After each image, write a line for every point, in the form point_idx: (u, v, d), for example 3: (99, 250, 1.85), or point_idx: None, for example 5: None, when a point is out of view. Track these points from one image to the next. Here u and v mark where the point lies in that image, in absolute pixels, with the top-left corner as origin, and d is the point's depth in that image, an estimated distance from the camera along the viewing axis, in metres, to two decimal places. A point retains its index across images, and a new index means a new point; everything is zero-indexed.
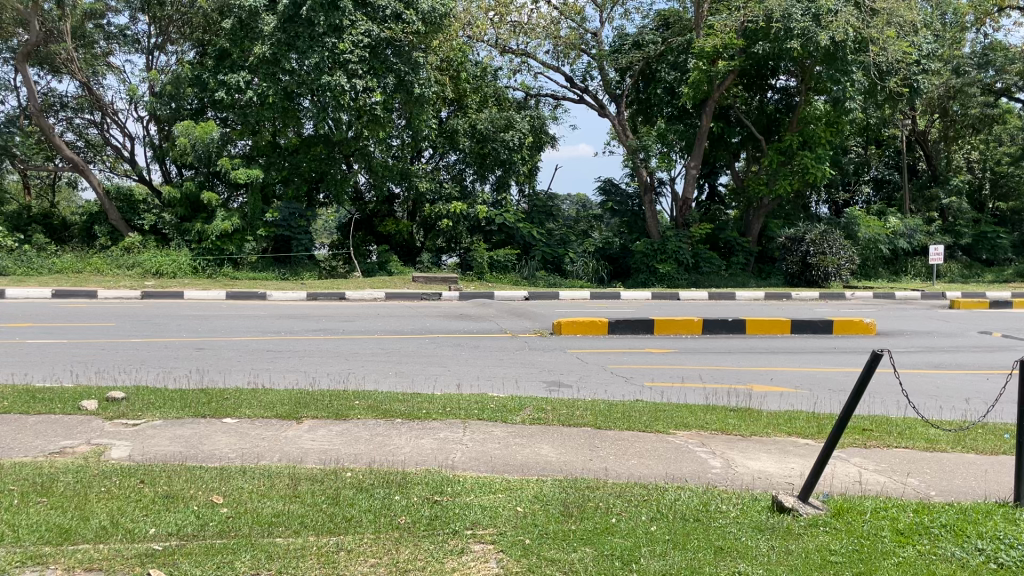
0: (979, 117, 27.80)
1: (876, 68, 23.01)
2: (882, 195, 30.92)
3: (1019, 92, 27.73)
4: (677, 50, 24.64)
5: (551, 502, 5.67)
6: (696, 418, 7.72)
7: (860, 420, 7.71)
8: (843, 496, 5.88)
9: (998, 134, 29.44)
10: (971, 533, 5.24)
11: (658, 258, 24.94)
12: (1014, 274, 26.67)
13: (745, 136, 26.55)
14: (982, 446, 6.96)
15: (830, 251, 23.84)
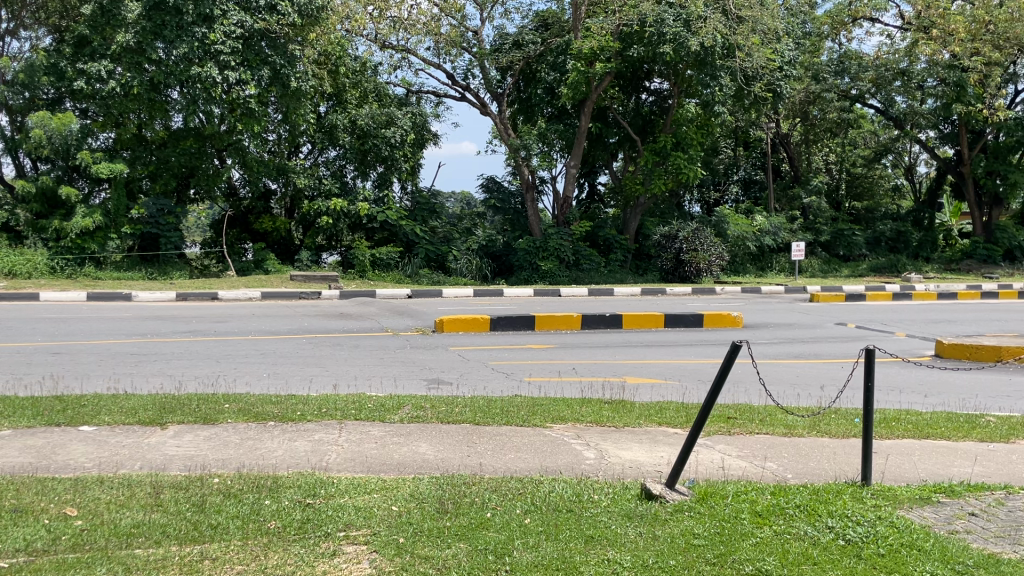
0: (837, 121, 29.53)
1: (743, 73, 24.14)
2: (750, 195, 32.49)
3: (872, 99, 29.68)
4: (557, 51, 24.90)
5: (426, 500, 5.65)
6: (572, 411, 7.88)
7: (725, 409, 8.07)
8: (707, 481, 6.15)
9: (853, 138, 31.51)
10: (822, 512, 5.58)
11: (540, 255, 25.31)
12: (868, 269, 28.56)
13: (622, 136, 27.29)
14: (834, 429, 7.42)
15: (701, 248, 24.99)
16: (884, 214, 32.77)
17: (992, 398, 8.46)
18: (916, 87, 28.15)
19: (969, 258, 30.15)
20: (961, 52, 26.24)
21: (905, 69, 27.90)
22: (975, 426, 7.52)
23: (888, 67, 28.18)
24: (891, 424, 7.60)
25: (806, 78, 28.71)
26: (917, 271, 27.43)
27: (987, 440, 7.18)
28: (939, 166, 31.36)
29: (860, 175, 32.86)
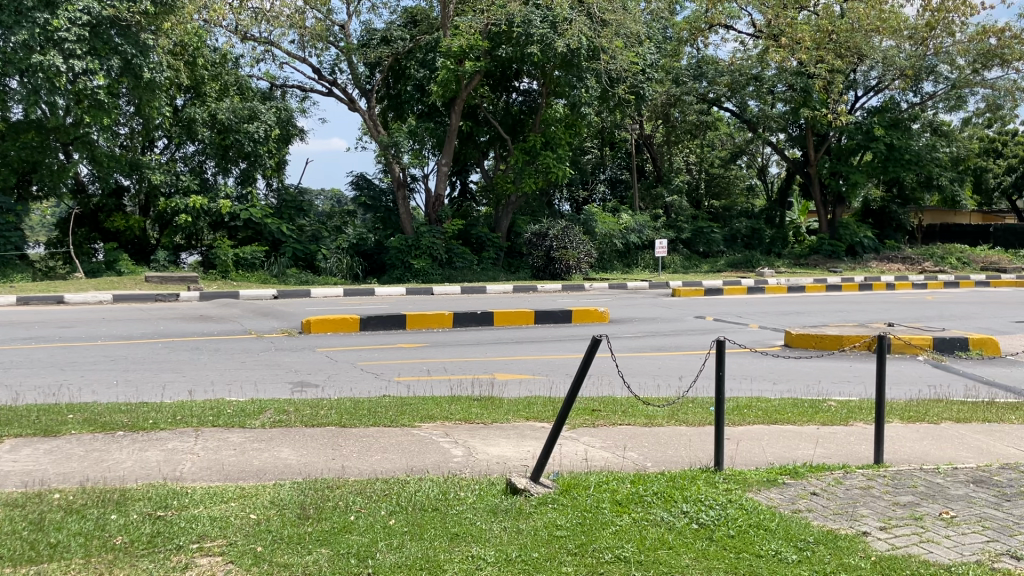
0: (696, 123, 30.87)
1: (608, 75, 24.84)
2: (616, 193, 33.59)
3: (728, 104, 31.26)
4: (426, 48, 24.75)
5: (287, 506, 5.49)
6: (441, 409, 7.86)
7: (590, 402, 8.27)
8: (571, 473, 6.29)
9: (711, 139, 33.14)
10: (678, 498, 5.82)
11: (412, 253, 25.13)
12: (726, 265, 29.93)
13: (492, 136, 27.60)
14: (691, 418, 7.75)
15: (570, 245, 25.51)
16: (740, 212, 34.53)
17: (835, 384, 9.07)
18: (766, 92, 29.76)
19: (816, 253, 31.92)
20: (807, 59, 27.93)
21: (757, 75, 29.42)
22: (817, 411, 8.04)
23: (742, 72, 29.60)
24: (743, 411, 8.02)
25: (667, 82, 29.82)
26: (770, 266, 29.04)
27: (828, 423, 7.69)
28: (789, 166, 33.40)
29: (718, 175, 34.57)
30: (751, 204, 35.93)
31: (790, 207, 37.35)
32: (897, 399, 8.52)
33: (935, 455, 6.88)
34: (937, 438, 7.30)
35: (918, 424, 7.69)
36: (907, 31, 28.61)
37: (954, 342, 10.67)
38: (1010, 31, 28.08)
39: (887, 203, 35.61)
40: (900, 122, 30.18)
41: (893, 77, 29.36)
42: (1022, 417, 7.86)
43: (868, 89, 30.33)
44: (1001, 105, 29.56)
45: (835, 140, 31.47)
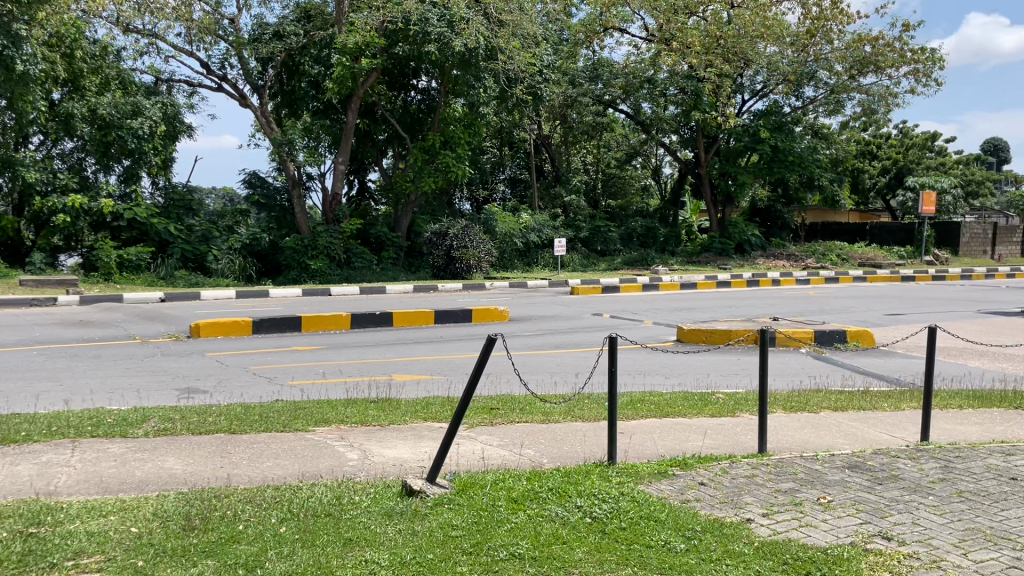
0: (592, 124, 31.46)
1: (505, 76, 25.07)
2: (515, 192, 33.91)
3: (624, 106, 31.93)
4: (320, 44, 24.25)
5: (172, 517, 5.28)
6: (336, 412, 7.73)
7: (489, 401, 8.30)
8: (468, 472, 6.29)
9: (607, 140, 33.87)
10: (572, 493, 5.90)
11: (309, 254, 24.64)
12: (623, 263, 30.56)
13: (390, 134, 27.38)
14: (587, 414, 7.89)
15: (471, 245, 25.49)
16: (635, 212, 35.41)
17: (724, 376, 9.41)
18: (659, 95, 30.62)
19: (707, 251, 32.93)
20: (696, 63, 28.88)
21: (650, 78, 30.05)
22: (707, 403, 8.32)
23: (635, 75, 30.21)
24: (636, 405, 8.22)
25: (564, 83, 30.27)
26: (665, 264, 29.84)
27: (716, 415, 7.97)
28: (681, 167, 34.47)
29: (614, 175, 35.55)
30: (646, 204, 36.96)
31: (682, 206, 38.64)
32: (781, 391, 8.91)
33: (814, 443, 7.23)
34: (817, 426, 7.68)
35: (800, 413, 8.06)
36: (790, 38, 29.83)
37: (833, 335, 11.23)
38: (882, 39, 29.77)
39: (772, 203, 37.21)
40: (784, 125, 31.50)
41: (777, 82, 30.73)
42: (893, 405, 8.35)
43: (754, 93, 31.66)
44: (875, 109, 31.33)
45: (723, 142, 32.67)
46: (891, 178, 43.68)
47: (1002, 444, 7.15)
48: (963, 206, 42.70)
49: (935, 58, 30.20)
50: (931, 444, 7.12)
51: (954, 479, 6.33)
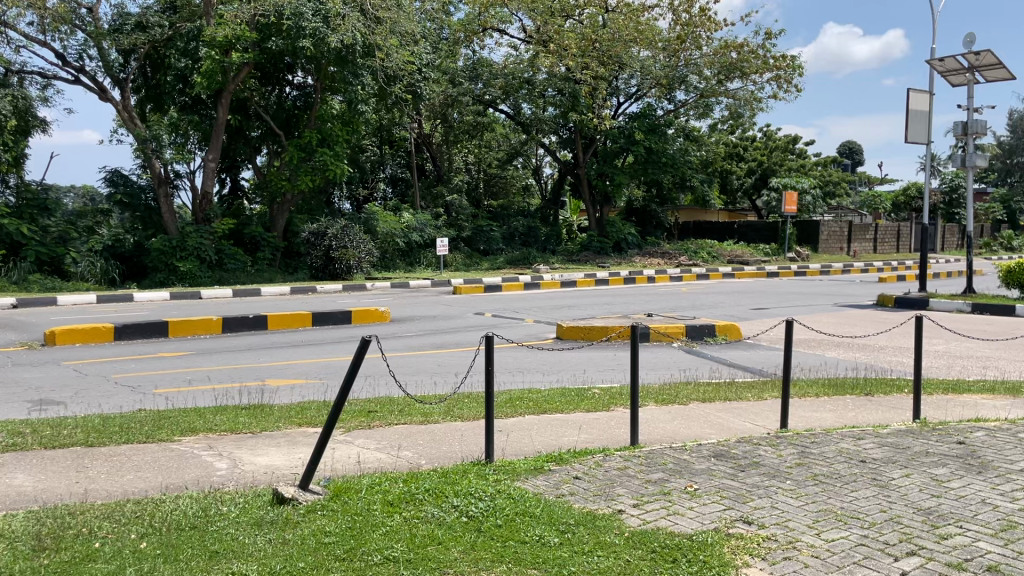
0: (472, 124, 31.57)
1: (383, 73, 24.93)
2: (397, 191, 33.66)
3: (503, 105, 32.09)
4: (187, 36, 23.32)
5: (19, 538, 4.93)
6: (204, 421, 7.43)
7: (367, 404, 8.18)
8: (343, 477, 6.18)
9: (487, 140, 34.13)
10: (449, 493, 5.89)
11: (178, 255, 23.62)
12: (506, 262, 30.73)
13: (264, 130, 26.66)
14: (465, 413, 7.91)
15: (351, 245, 25.09)
16: (516, 211, 35.83)
17: (600, 372, 9.64)
18: (538, 96, 31.01)
19: (586, 250, 33.60)
20: (573, 65, 29.49)
21: (529, 79, 30.34)
22: (583, 398, 8.50)
23: (514, 76, 30.40)
24: (515, 403, 8.30)
25: (444, 82, 30.01)
26: (545, 263, 30.29)
27: (592, 410, 8.15)
28: (561, 167, 35.12)
29: (496, 175, 35.82)
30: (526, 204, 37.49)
31: (562, 206, 39.41)
32: (653, 384, 9.21)
33: (683, 434, 7.50)
34: (686, 417, 7.98)
35: (671, 406, 8.35)
36: (661, 42, 30.87)
37: (703, 329, 11.70)
38: (746, 46, 31.23)
39: (647, 203, 38.53)
40: (657, 127, 32.69)
41: (650, 86, 31.91)
42: (756, 395, 8.78)
43: (628, 96, 32.71)
44: (741, 113, 32.87)
45: (601, 143, 33.52)
46: (757, 179, 45.99)
47: (853, 429, 7.65)
48: (822, 206, 45.44)
49: (795, 65, 31.95)
50: (790, 431, 7.52)
51: (809, 464, 6.72)
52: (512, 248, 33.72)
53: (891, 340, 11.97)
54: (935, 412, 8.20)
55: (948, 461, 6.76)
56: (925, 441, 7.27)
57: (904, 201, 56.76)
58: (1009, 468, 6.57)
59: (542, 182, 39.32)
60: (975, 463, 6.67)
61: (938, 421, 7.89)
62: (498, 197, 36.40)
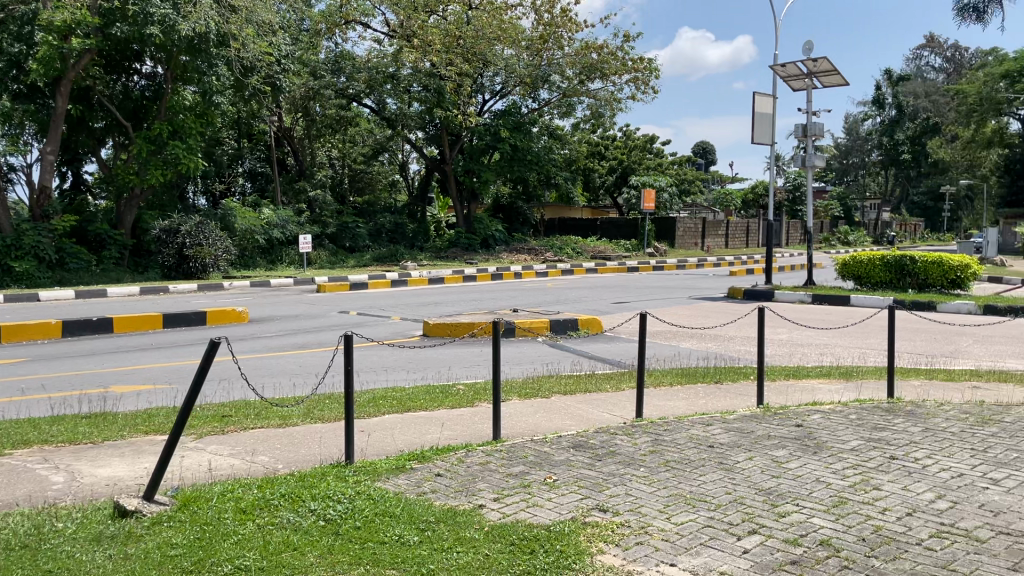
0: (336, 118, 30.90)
1: (239, 64, 24.11)
2: (256, 186, 32.69)
3: (367, 99, 31.54)
4: (21, 19, 21.58)
5: None
6: (39, 432, 6.92)
7: (220, 408, 7.86)
8: (193, 486, 5.91)
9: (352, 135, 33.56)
10: (306, 497, 5.74)
11: (13, 255, 21.83)
12: (372, 259, 30.23)
13: (109, 122, 25.11)
14: (325, 415, 7.74)
15: (206, 242, 24.05)
16: (382, 208, 35.44)
17: (464, 368, 9.67)
18: (404, 91, 30.61)
19: (454, 246, 33.69)
20: (437, 61, 29.45)
21: (393, 73, 30.08)
22: (447, 395, 8.50)
23: (378, 70, 30.02)
24: (378, 402, 8.20)
25: (304, 75, 29.34)
26: (413, 259, 30.10)
27: (456, 406, 8.17)
28: (427, 163, 35.06)
29: (361, 171, 35.69)
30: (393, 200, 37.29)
31: (429, 202, 39.41)
32: (516, 378, 9.34)
33: (544, 427, 7.65)
34: (548, 410, 8.13)
35: (533, 400, 8.49)
36: (524, 41, 31.33)
37: (566, 324, 11.96)
38: (606, 48, 32.15)
39: (514, 200, 39.44)
40: (521, 125, 33.13)
41: (514, 84, 32.32)
42: (615, 386, 9.08)
43: (493, 93, 33.05)
44: (602, 113, 33.82)
45: (466, 140, 33.65)
46: (617, 177, 47.48)
47: (703, 415, 8.02)
48: (678, 203, 47.51)
49: (652, 68, 33.18)
50: (645, 420, 7.81)
51: (662, 451, 7.00)
52: (378, 244, 33.34)
53: (740, 330, 12.65)
54: (777, 397, 8.74)
55: (787, 443, 7.21)
56: (767, 425, 7.72)
57: (752, 199, 60.26)
58: (840, 447, 7.08)
59: (409, 178, 39.19)
60: (811, 444, 7.15)
61: (779, 405, 8.41)
62: (363, 193, 36.07)
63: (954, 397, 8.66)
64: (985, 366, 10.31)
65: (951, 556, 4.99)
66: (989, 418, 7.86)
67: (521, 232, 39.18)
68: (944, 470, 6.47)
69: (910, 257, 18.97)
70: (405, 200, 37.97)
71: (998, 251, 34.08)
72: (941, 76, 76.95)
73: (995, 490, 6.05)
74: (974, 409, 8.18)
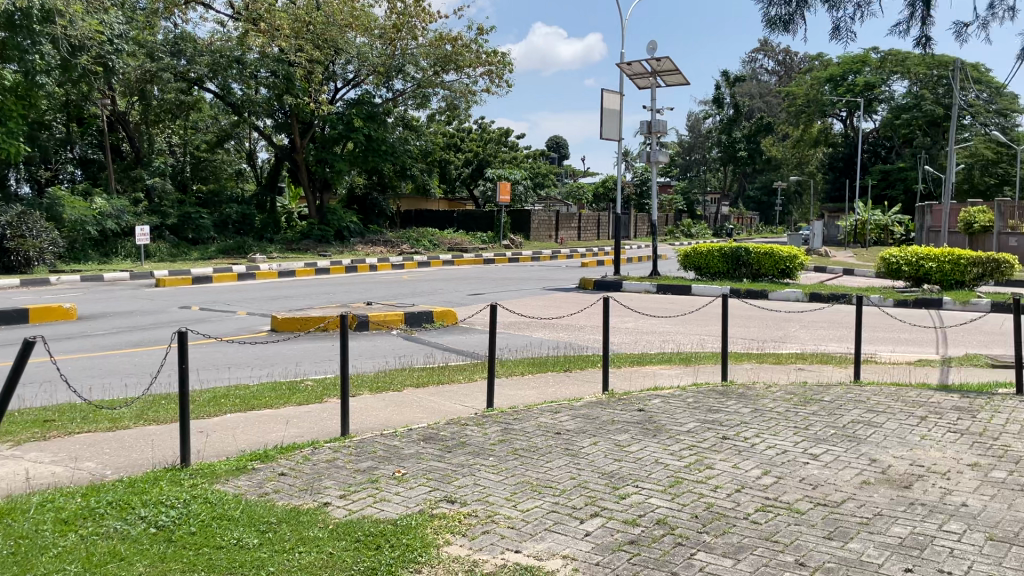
0: (177, 103, 29.84)
1: (67, 42, 22.51)
2: (88, 174, 30.56)
3: (209, 84, 29.99)
4: None
5: None
6: None
7: (42, 413, 7.30)
8: (6, 497, 5.43)
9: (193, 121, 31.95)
10: (136, 505, 5.42)
11: None
12: (217, 251, 28.89)
13: None
14: (161, 416, 7.34)
15: (29, 233, 22.34)
16: (227, 197, 34.13)
17: (314, 363, 9.42)
18: (249, 76, 29.47)
19: (307, 238, 32.85)
20: (286, 47, 28.69)
21: (238, 58, 28.85)
22: (294, 392, 8.25)
23: (222, 54, 28.59)
24: (219, 401, 7.85)
25: (140, 55, 27.39)
26: (262, 252, 29.08)
27: (303, 403, 7.95)
28: (276, 152, 33.84)
29: (205, 159, 33.91)
30: (240, 189, 36.02)
31: (279, 192, 38.29)
32: (368, 372, 9.19)
33: (395, 420, 7.57)
34: (399, 404, 8.06)
35: (384, 393, 8.38)
36: (377, 30, 31.06)
37: (421, 316, 11.91)
38: (460, 40, 32.27)
39: (368, 191, 39.10)
40: (375, 115, 32.68)
41: (367, 73, 31.85)
42: (467, 377, 9.13)
43: (346, 82, 32.47)
44: (457, 105, 33.87)
45: (318, 129, 32.85)
46: (473, 169, 47.78)
47: (551, 404, 8.21)
48: (532, 196, 48.47)
49: (506, 61, 33.57)
50: (496, 410, 7.89)
51: (511, 439, 7.10)
52: (223, 236, 32.04)
53: (589, 320, 13.05)
54: (622, 383, 9.06)
55: (629, 427, 7.50)
56: (611, 410, 8.00)
57: (603, 192, 62.40)
58: (678, 430, 7.43)
59: (257, 167, 38.03)
60: (651, 428, 7.46)
61: (623, 391, 8.73)
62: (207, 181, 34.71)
63: (780, 378, 9.31)
64: (809, 350, 11.12)
65: (775, 528, 5.35)
66: (811, 397, 8.49)
67: (376, 223, 38.86)
68: (770, 448, 6.92)
69: (745, 248, 20.19)
70: (252, 190, 36.74)
71: (823, 243, 36.87)
72: (773, 78, 82.39)
73: (814, 464, 6.54)
74: (797, 389, 8.82)
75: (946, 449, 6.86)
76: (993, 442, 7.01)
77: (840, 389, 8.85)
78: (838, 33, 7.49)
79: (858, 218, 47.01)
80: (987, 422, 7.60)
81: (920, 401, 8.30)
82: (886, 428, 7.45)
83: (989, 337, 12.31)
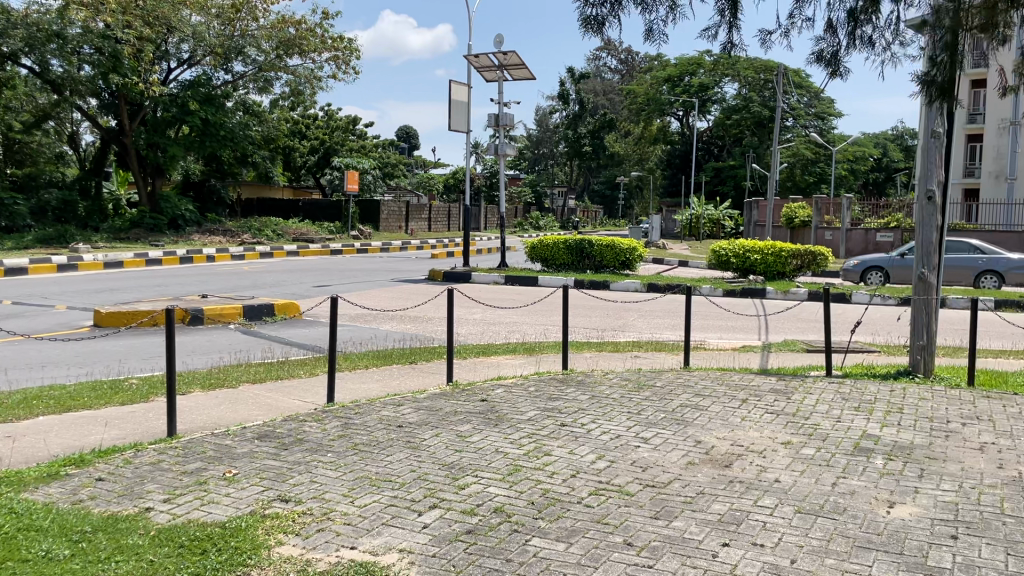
0: None
1: None
2: None
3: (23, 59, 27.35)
4: None
5: None
6: None
7: None
8: None
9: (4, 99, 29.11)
10: None
11: None
12: (34, 241, 26.53)
13: None
14: None
15: None
16: (47, 181, 31.65)
17: (141, 361, 8.90)
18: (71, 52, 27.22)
19: (137, 226, 30.89)
20: (112, 23, 27.01)
21: (58, 32, 26.54)
22: (117, 391, 7.76)
23: (39, 27, 26.25)
24: (31, 403, 7.26)
25: None
26: (87, 242, 27.08)
27: (127, 403, 7.50)
28: (102, 135, 31.50)
29: (18, 140, 31.17)
30: (61, 174, 33.37)
31: (106, 177, 35.80)
32: (200, 369, 8.76)
33: (228, 418, 7.27)
34: (233, 401, 7.74)
35: (217, 391, 8.02)
36: (214, 9, 29.99)
37: (260, 310, 11.51)
38: (304, 24, 31.50)
39: (206, 177, 37.18)
40: (213, 98, 31.22)
41: (204, 54, 30.31)
42: (308, 371, 8.90)
43: (181, 62, 30.76)
44: (302, 90, 32.90)
45: (149, 111, 30.98)
46: (320, 157, 46.57)
47: (394, 396, 8.15)
48: (381, 186, 47.89)
49: (352, 47, 33.08)
50: (336, 405, 7.75)
51: (351, 434, 6.98)
52: (41, 224, 29.72)
53: (435, 311, 13.05)
54: (465, 374, 9.14)
55: (471, 418, 7.56)
56: (454, 401, 8.03)
57: (453, 183, 62.55)
58: (518, 418, 7.56)
59: (81, 149, 35.37)
60: (493, 417, 7.56)
61: (467, 382, 8.80)
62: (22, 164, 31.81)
63: (617, 366, 9.68)
64: (645, 338, 11.63)
65: (605, 510, 5.55)
66: (645, 383, 8.89)
67: (214, 211, 37.16)
68: (604, 433, 7.19)
69: (588, 240, 20.84)
70: (75, 174, 34.11)
71: (661, 236, 38.68)
72: (616, 77, 85.33)
73: (645, 448, 6.84)
74: (631, 376, 9.21)
75: (763, 429, 7.36)
76: (804, 421, 7.59)
77: (671, 374, 9.31)
78: (654, 34, 7.70)
79: (693, 213, 49.50)
80: (799, 402, 8.24)
81: (741, 384, 8.88)
82: (711, 410, 7.91)
83: (803, 324, 13.33)
